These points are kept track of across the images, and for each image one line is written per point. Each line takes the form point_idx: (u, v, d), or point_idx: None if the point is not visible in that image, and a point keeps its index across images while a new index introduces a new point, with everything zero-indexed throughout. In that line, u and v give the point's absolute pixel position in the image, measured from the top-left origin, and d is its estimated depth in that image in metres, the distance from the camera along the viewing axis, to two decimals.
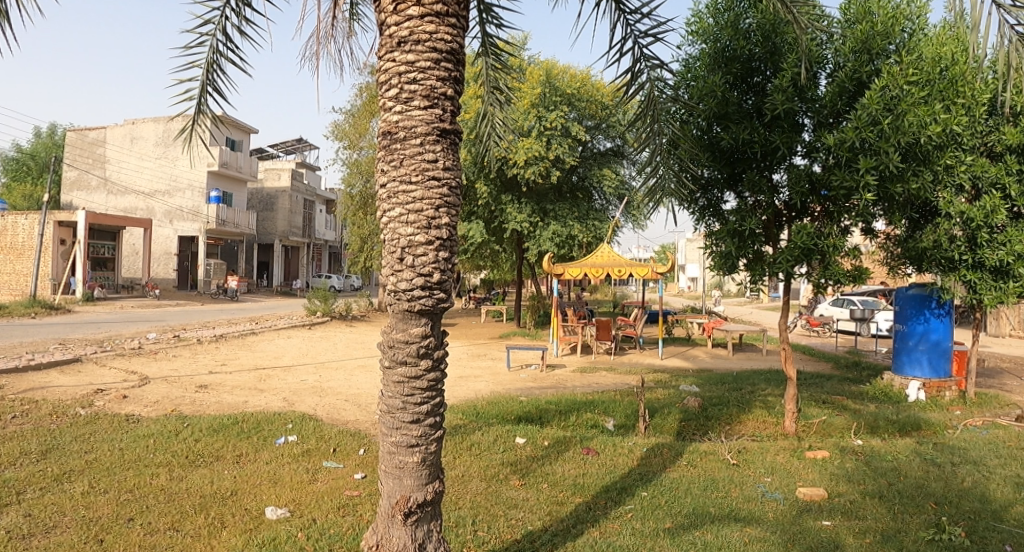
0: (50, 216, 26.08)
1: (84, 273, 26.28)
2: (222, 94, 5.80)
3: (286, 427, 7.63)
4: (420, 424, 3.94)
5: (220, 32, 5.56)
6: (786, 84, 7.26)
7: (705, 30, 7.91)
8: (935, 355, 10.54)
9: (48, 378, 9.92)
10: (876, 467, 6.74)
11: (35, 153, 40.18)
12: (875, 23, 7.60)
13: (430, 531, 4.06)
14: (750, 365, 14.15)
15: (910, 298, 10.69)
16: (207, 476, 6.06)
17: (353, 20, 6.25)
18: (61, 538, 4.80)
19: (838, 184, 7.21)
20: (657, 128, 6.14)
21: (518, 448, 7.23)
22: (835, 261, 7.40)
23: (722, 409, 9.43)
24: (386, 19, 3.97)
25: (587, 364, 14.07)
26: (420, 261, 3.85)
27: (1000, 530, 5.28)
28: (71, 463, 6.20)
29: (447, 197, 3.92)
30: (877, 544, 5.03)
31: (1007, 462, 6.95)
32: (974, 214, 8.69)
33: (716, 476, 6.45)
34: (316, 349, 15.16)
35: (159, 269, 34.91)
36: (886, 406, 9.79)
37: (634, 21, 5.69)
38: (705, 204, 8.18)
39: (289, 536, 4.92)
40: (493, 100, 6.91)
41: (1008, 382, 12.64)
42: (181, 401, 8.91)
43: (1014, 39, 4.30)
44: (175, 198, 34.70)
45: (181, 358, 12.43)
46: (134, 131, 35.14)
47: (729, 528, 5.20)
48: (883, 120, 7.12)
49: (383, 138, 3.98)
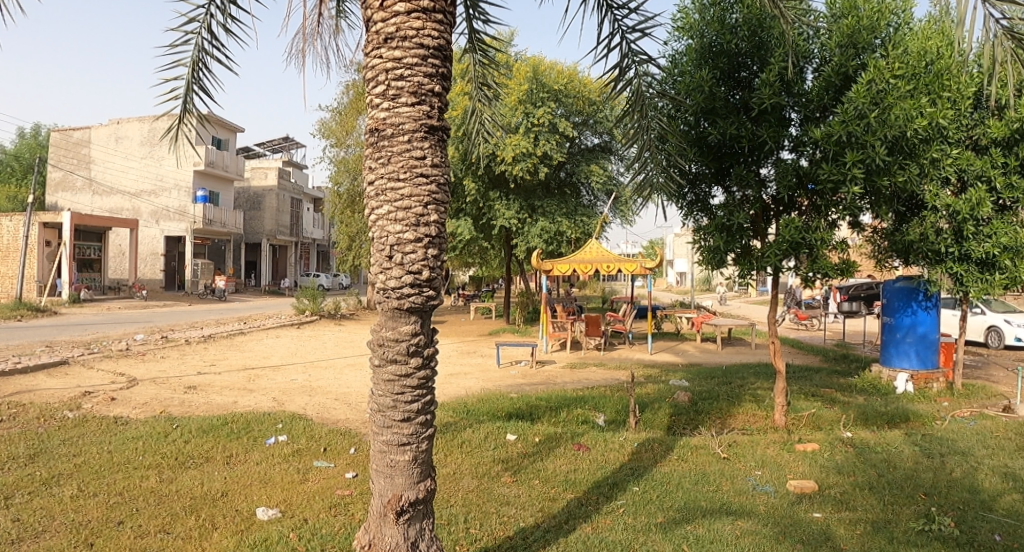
0: (35, 217, 25.82)
1: (70, 274, 25.93)
2: (208, 93, 5.74)
3: (276, 427, 7.59)
4: (411, 423, 3.92)
5: (205, 30, 5.51)
6: (773, 79, 7.26)
7: (691, 25, 7.93)
8: (922, 347, 10.60)
9: (34, 381, 9.80)
10: (867, 459, 6.79)
11: (18, 153, 39.69)
12: (861, 18, 7.63)
13: (422, 530, 4.04)
14: (739, 359, 14.24)
15: (897, 291, 10.78)
16: (197, 477, 6.01)
17: (339, 18, 6.20)
18: (51, 542, 4.74)
19: (825, 178, 7.24)
20: (645, 123, 6.13)
21: (509, 444, 7.21)
22: (823, 255, 7.44)
23: (712, 403, 9.46)
24: (373, 15, 3.94)
25: (576, 360, 14.09)
26: (408, 259, 3.83)
27: (989, 520, 5.34)
28: (59, 466, 6.13)
29: (435, 195, 3.90)
30: (868, 535, 5.06)
31: (994, 452, 7.03)
32: (959, 207, 8.76)
33: (708, 470, 6.48)
34: (305, 349, 15.06)
35: (146, 270, 34.59)
36: (874, 398, 9.87)
37: (621, 17, 5.67)
38: (692, 199, 8.21)
39: (281, 536, 4.88)
40: (482, 96, 6.88)
41: (993, 373, 12.78)
42: (170, 403, 8.83)
43: (999, 33, 4.33)
44: (162, 198, 34.40)
45: (169, 360, 12.31)
46: (120, 131, 34.86)
47: (721, 522, 5.22)
48: (869, 114, 7.16)
49: (370, 135, 3.96)
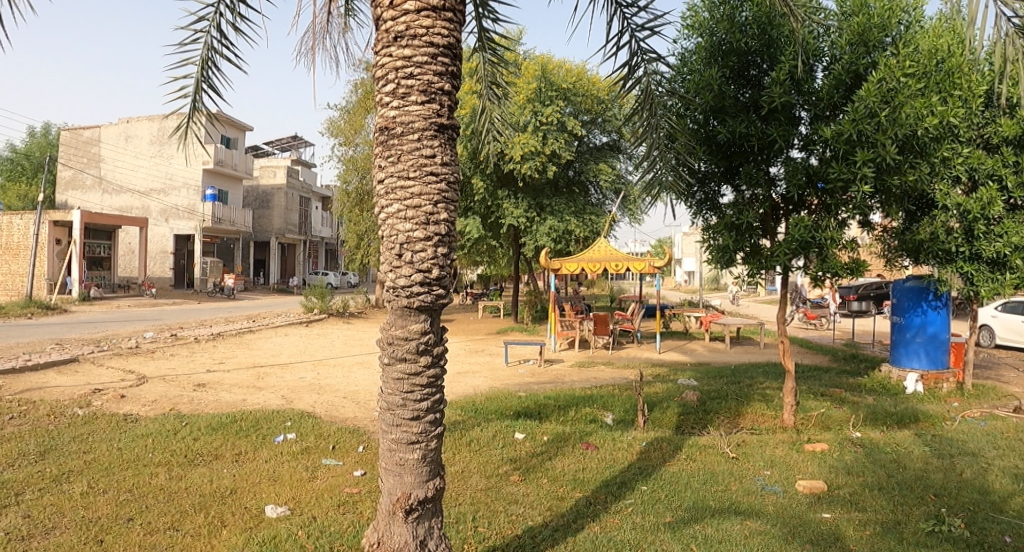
0: (45, 215, 26.02)
1: (79, 272, 26.09)
2: (218, 91, 5.77)
3: (285, 425, 7.61)
4: (420, 422, 3.93)
5: (215, 29, 5.54)
6: (783, 77, 7.22)
7: (701, 23, 7.90)
8: (932, 347, 10.53)
9: (44, 378, 9.87)
10: (876, 459, 6.76)
11: (29, 152, 39.99)
12: (871, 16, 7.59)
13: (430, 528, 4.06)
14: (748, 358, 14.17)
15: (907, 291, 10.72)
16: (205, 475, 6.04)
17: (348, 16, 6.21)
18: (61, 539, 4.78)
19: (835, 177, 7.19)
20: (654, 122, 6.11)
21: (517, 444, 7.21)
22: (832, 254, 7.41)
23: (720, 402, 9.43)
24: (382, 14, 3.95)
25: (584, 359, 14.08)
26: (419, 257, 3.83)
27: (1000, 521, 5.29)
28: (69, 463, 6.17)
29: (445, 193, 3.90)
30: (877, 537, 5.04)
31: (1004, 453, 6.98)
32: (970, 206, 8.69)
33: (715, 470, 6.46)
34: (313, 347, 15.11)
35: (155, 268, 34.77)
36: (884, 398, 9.80)
37: (630, 15, 5.67)
38: (702, 198, 8.17)
39: (289, 534, 4.90)
40: (491, 95, 6.88)
41: (1004, 373, 12.69)
42: (179, 400, 8.89)
43: (1010, 31, 4.29)
44: (171, 196, 34.57)
45: (178, 357, 12.39)
46: (129, 129, 35.05)
47: (729, 522, 5.21)
48: (879, 113, 7.12)
49: (380, 134, 3.97)
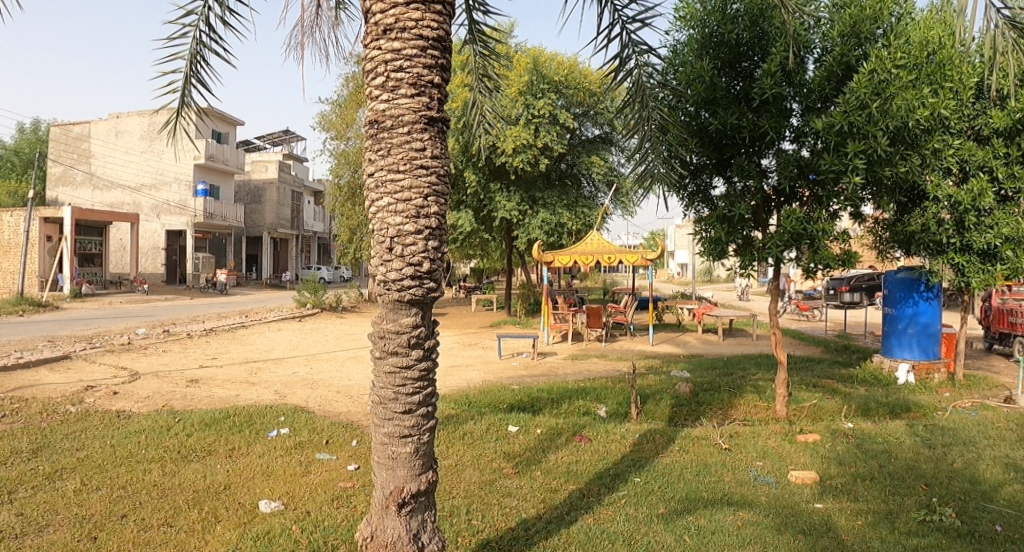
0: (36, 213, 25.81)
1: (71, 270, 25.84)
2: (206, 85, 5.73)
3: (278, 420, 7.59)
4: (412, 415, 3.92)
5: (203, 23, 5.50)
6: (774, 69, 7.23)
7: (692, 15, 7.86)
8: (923, 338, 10.59)
9: (36, 376, 9.80)
10: (867, 450, 6.79)
11: (18, 149, 39.69)
12: (864, 7, 7.57)
13: (423, 521, 4.06)
14: (741, 350, 14.23)
15: (899, 282, 10.72)
16: (200, 470, 6.02)
17: (339, 10, 6.18)
18: (54, 536, 4.76)
19: (826, 169, 7.20)
20: (646, 114, 6.11)
21: (510, 437, 7.21)
22: (824, 245, 7.42)
23: (713, 394, 9.49)
24: (371, 7, 3.91)
25: (577, 352, 14.10)
26: (409, 251, 3.82)
27: (990, 510, 5.35)
28: (62, 461, 6.14)
29: (435, 186, 3.89)
30: (869, 526, 5.07)
31: (996, 442, 7.04)
32: (961, 197, 8.74)
33: (708, 461, 6.48)
34: (307, 342, 15.03)
35: (147, 264, 34.53)
36: (876, 389, 9.84)
37: (622, 7, 5.65)
38: (694, 190, 8.15)
39: (283, 529, 4.91)
40: (482, 88, 6.84)
41: (995, 363, 12.78)
42: (172, 396, 8.84)
43: (1000, 22, 4.29)
44: (163, 192, 34.37)
45: (170, 353, 12.33)
46: (119, 125, 34.80)
47: (722, 513, 5.23)
48: (871, 103, 7.13)
49: (369, 127, 3.94)
